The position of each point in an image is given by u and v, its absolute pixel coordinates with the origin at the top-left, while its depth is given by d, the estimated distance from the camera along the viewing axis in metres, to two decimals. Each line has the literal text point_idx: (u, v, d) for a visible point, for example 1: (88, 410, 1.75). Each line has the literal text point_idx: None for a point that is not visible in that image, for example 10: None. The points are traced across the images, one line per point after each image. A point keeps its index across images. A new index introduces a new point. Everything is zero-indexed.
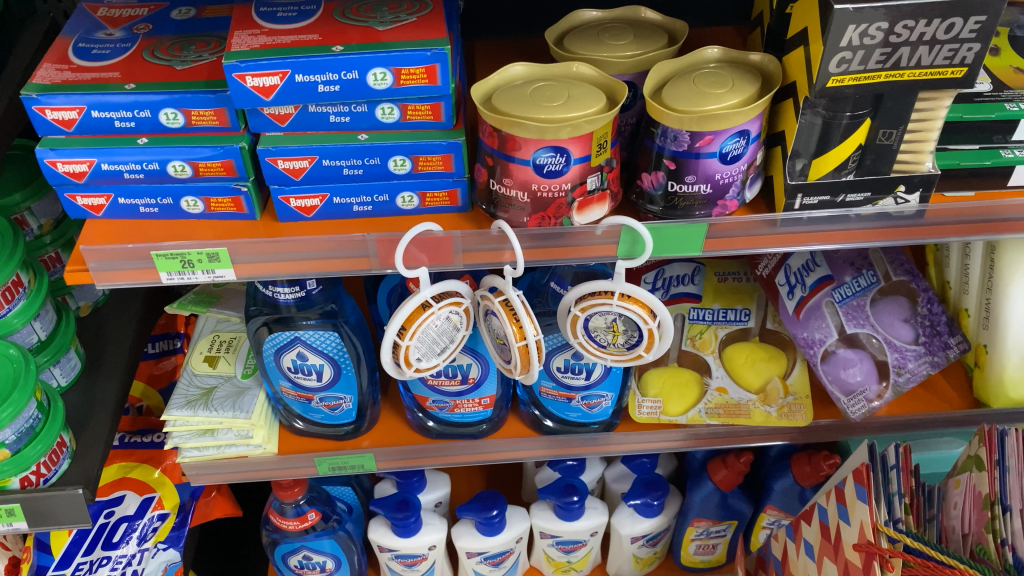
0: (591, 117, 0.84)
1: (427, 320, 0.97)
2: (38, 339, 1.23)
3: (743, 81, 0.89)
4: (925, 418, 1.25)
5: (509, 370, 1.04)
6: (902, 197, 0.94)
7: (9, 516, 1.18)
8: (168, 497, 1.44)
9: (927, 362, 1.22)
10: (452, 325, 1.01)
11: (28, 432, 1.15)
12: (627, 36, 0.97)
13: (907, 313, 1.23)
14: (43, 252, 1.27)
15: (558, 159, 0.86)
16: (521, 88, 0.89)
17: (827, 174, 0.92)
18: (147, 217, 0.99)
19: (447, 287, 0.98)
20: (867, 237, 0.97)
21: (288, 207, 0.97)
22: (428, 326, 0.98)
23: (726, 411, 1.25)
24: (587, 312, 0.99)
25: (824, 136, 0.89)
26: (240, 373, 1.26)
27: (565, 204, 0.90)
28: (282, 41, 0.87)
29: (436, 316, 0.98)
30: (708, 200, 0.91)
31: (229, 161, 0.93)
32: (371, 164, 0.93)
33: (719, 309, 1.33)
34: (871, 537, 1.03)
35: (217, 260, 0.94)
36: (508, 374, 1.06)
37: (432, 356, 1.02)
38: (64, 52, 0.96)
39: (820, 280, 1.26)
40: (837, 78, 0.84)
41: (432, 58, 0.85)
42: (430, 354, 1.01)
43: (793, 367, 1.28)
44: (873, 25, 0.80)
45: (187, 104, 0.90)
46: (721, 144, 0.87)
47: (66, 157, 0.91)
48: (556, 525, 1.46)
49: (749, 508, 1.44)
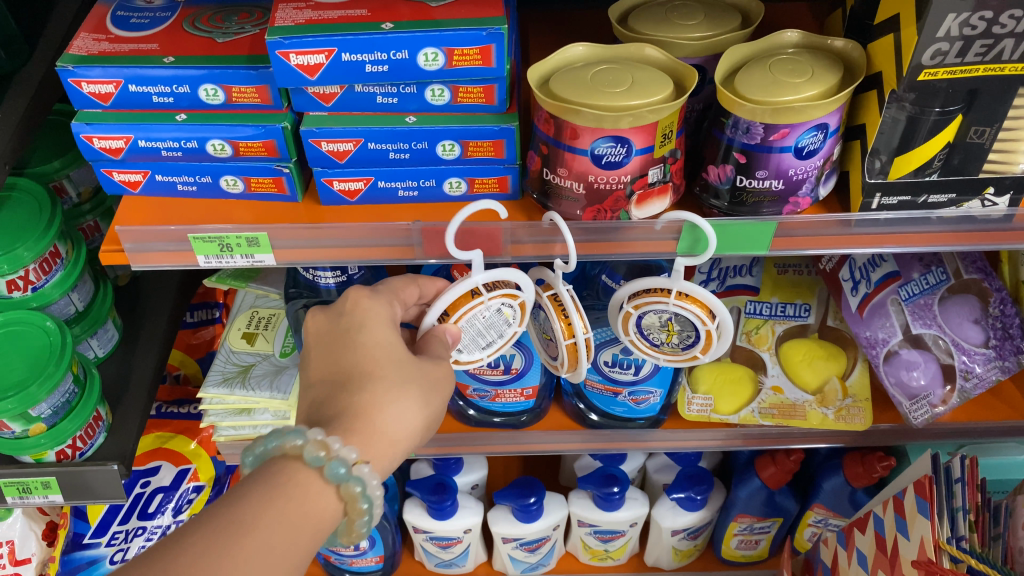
0: (656, 106, 0.78)
1: (472, 308, 0.91)
2: (76, 310, 1.21)
3: (823, 69, 0.82)
4: (994, 425, 1.18)
5: (555, 367, 1.00)
6: (990, 200, 0.87)
7: (45, 489, 1.17)
8: (204, 470, 1.42)
9: (996, 367, 1.13)
10: (504, 317, 0.94)
11: (65, 406, 1.13)
12: (697, 15, 0.90)
13: (977, 314, 1.15)
14: (82, 221, 1.24)
15: (618, 149, 0.80)
16: (582, 70, 0.83)
17: (909, 173, 0.85)
18: (185, 196, 0.95)
19: (501, 277, 0.91)
20: (947, 241, 0.90)
21: (331, 190, 0.93)
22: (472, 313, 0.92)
23: (781, 412, 1.19)
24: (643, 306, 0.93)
25: (908, 133, 0.82)
26: (278, 351, 1.23)
27: (623, 197, 0.84)
28: (329, 16, 0.82)
29: (485, 306, 0.91)
30: (779, 197, 0.85)
31: (270, 142, 0.88)
32: (418, 148, 0.88)
33: (778, 304, 1.28)
34: (931, 555, 0.97)
35: (256, 245, 0.90)
36: (554, 370, 1.02)
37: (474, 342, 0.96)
38: (102, 21, 0.92)
39: (886, 275, 1.19)
40: (930, 71, 0.77)
41: (487, 38, 0.80)
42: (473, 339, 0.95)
43: (853, 368, 1.22)
44: (976, 14, 0.73)
45: (227, 80, 0.85)
46: (797, 138, 0.80)
47: (103, 133, 0.88)
48: (594, 514, 1.42)
49: (795, 506, 1.39)
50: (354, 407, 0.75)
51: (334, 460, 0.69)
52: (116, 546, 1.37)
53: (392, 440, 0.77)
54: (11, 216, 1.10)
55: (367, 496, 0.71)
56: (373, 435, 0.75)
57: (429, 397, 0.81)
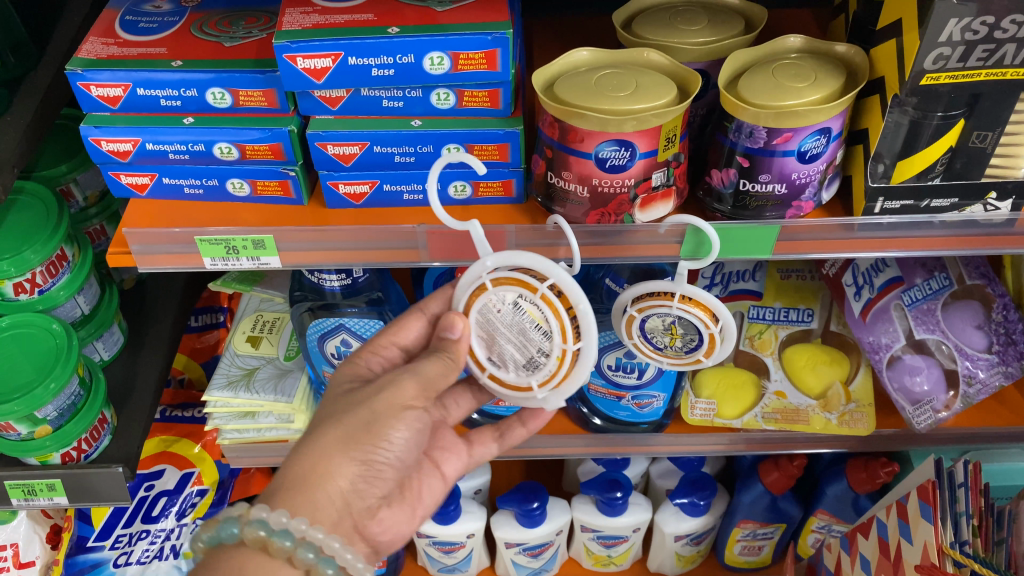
0: (660, 109, 0.79)
1: (486, 297, 0.85)
2: (82, 313, 1.21)
3: (827, 74, 0.83)
4: (996, 431, 1.19)
5: None
6: (993, 204, 0.87)
7: (50, 491, 1.18)
8: (208, 474, 1.41)
9: (1000, 373, 1.14)
10: (521, 316, 0.83)
11: (70, 408, 1.14)
12: (700, 21, 0.91)
13: (980, 319, 1.15)
14: (88, 224, 1.25)
15: (622, 153, 0.81)
16: (586, 75, 0.84)
17: (912, 177, 0.85)
18: (191, 199, 0.96)
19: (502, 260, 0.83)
20: (950, 245, 0.90)
21: (337, 193, 0.93)
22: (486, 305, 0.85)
23: (784, 416, 1.20)
24: (648, 316, 0.96)
25: (911, 137, 0.83)
26: (283, 355, 1.24)
27: (627, 200, 0.85)
28: (335, 21, 0.82)
29: (496, 296, 0.84)
30: (782, 201, 0.85)
31: (277, 145, 0.89)
32: (424, 152, 0.89)
33: (781, 309, 1.28)
34: (935, 559, 0.97)
35: (263, 247, 0.91)
36: None
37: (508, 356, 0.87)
38: (111, 25, 0.93)
39: (889, 281, 1.19)
40: (933, 75, 0.77)
41: (493, 43, 0.80)
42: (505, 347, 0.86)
43: (856, 373, 1.22)
44: (977, 19, 0.74)
45: (235, 84, 0.86)
46: (800, 142, 0.81)
47: (111, 135, 0.88)
48: (598, 520, 1.42)
49: (799, 512, 1.39)
50: (297, 474, 0.80)
51: (226, 521, 0.78)
52: (120, 549, 1.37)
53: (316, 477, 0.80)
54: (19, 219, 1.11)
55: (282, 532, 0.76)
56: (317, 496, 0.79)
57: (342, 417, 0.83)
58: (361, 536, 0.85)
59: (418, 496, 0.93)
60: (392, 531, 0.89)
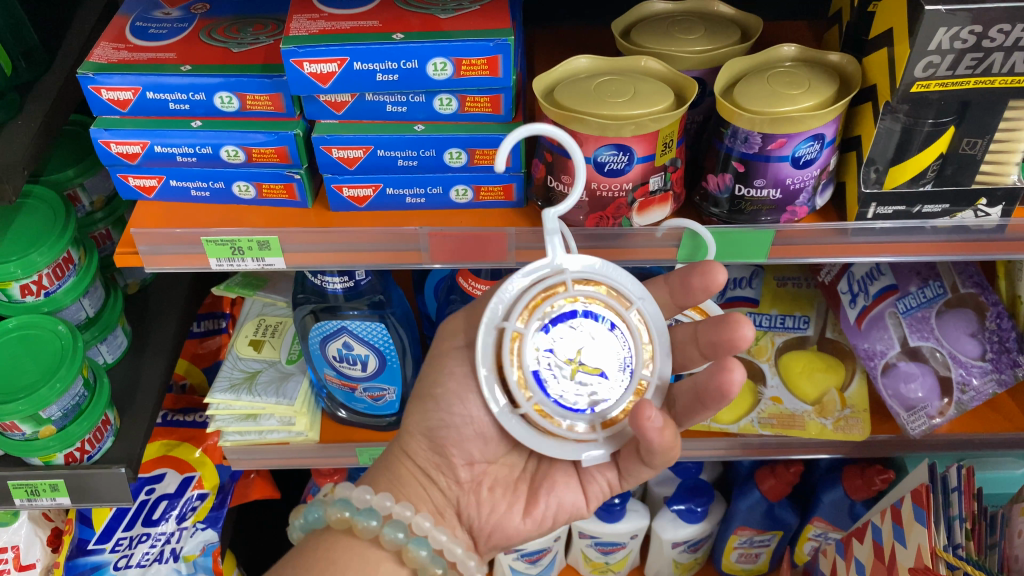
0: (657, 115, 0.81)
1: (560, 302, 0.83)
2: (87, 316, 1.22)
3: (820, 82, 0.85)
4: (989, 438, 1.20)
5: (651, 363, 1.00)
6: (983, 210, 0.89)
7: (53, 491, 1.19)
8: (208, 478, 1.42)
9: (993, 380, 1.14)
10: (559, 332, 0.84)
11: (74, 409, 1.15)
12: (697, 30, 0.93)
13: (973, 328, 1.17)
14: (94, 229, 1.26)
15: (621, 157, 0.82)
16: (586, 81, 0.86)
17: (904, 183, 0.88)
18: (198, 201, 0.98)
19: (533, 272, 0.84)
20: (941, 251, 0.92)
21: (341, 197, 0.95)
22: (599, 321, 0.84)
23: (780, 421, 1.21)
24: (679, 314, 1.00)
25: (903, 143, 0.85)
26: (285, 358, 1.26)
27: (625, 204, 0.87)
28: (341, 27, 0.85)
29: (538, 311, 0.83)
30: (777, 205, 0.87)
31: (283, 148, 0.91)
32: (426, 156, 0.91)
33: (777, 315, 1.30)
34: (928, 562, 0.98)
35: (267, 248, 0.93)
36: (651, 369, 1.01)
37: (584, 388, 0.84)
38: (122, 31, 0.95)
39: (884, 289, 1.21)
40: (923, 82, 0.79)
41: (494, 49, 0.82)
42: (586, 377, 0.83)
43: (852, 379, 1.24)
44: (965, 29, 0.76)
45: (242, 88, 0.88)
46: (794, 148, 0.83)
47: (120, 138, 0.91)
48: (594, 526, 1.43)
49: (795, 519, 1.39)
50: (388, 452, 0.97)
51: (312, 506, 0.90)
52: (121, 552, 1.37)
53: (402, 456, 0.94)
54: (27, 222, 1.13)
55: (365, 513, 0.87)
56: (395, 471, 0.94)
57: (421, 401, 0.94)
58: (459, 516, 0.96)
59: (536, 493, 0.95)
60: (498, 520, 0.95)
